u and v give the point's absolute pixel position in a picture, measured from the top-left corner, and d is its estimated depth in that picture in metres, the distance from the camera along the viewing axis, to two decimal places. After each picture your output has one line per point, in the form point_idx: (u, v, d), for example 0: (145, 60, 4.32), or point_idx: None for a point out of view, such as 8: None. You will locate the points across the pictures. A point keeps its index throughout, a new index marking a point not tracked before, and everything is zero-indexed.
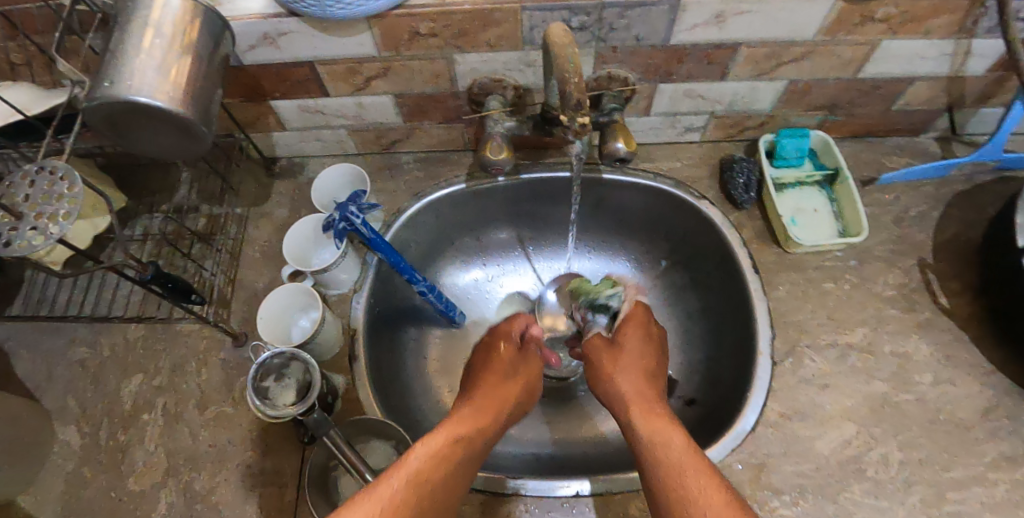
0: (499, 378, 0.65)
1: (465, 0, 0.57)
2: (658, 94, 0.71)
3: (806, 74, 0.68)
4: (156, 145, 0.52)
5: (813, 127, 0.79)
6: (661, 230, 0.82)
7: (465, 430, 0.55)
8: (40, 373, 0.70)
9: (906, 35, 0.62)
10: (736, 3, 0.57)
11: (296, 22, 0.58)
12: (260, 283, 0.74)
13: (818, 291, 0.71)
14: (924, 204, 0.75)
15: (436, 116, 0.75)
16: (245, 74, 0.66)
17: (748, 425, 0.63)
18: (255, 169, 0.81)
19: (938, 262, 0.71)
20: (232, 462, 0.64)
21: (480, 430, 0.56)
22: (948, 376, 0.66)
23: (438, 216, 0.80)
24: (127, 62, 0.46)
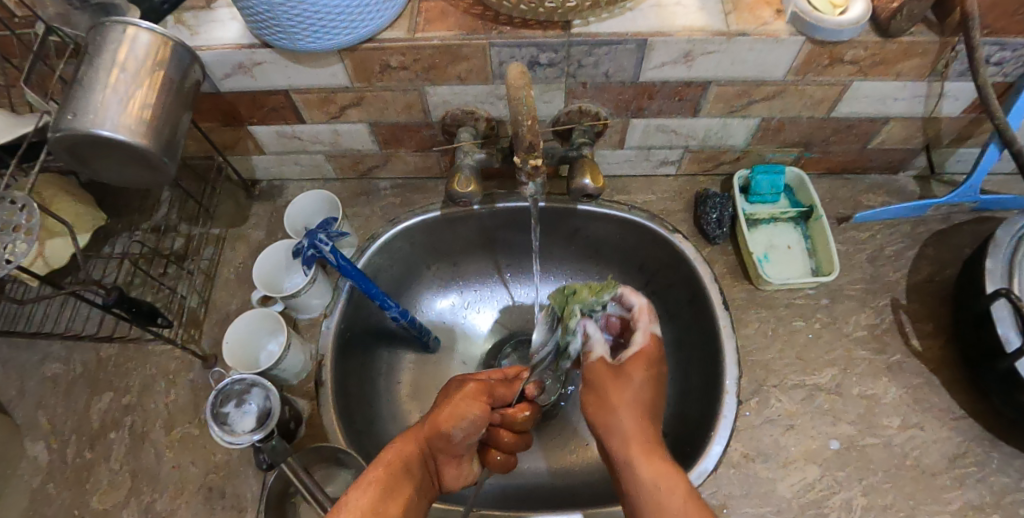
0: (460, 416, 0.52)
1: (435, 36, 0.58)
2: (630, 128, 0.72)
3: (778, 111, 0.68)
4: (118, 171, 0.54)
5: (790, 163, 0.79)
6: (637, 261, 0.81)
7: (400, 451, 0.50)
8: (14, 387, 0.71)
9: (877, 77, 0.61)
10: (703, 44, 0.57)
11: (269, 53, 0.59)
12: (233, 305, 0.75)
13: (787, 330, 0.71)
14: (900, 243, 0.75)
15: (411, 145, 0.76)
16: (221, 101, 0.67)
17: (711, 465, 0.62)
18: (235, 191, 0.83)
19: (910, 303, 0.71)
20: (194, 484, 0.64)
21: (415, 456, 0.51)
22: (916, 420, 0.65)
23: (413, 243, 0.80)
24: (92, 97, 0.49)
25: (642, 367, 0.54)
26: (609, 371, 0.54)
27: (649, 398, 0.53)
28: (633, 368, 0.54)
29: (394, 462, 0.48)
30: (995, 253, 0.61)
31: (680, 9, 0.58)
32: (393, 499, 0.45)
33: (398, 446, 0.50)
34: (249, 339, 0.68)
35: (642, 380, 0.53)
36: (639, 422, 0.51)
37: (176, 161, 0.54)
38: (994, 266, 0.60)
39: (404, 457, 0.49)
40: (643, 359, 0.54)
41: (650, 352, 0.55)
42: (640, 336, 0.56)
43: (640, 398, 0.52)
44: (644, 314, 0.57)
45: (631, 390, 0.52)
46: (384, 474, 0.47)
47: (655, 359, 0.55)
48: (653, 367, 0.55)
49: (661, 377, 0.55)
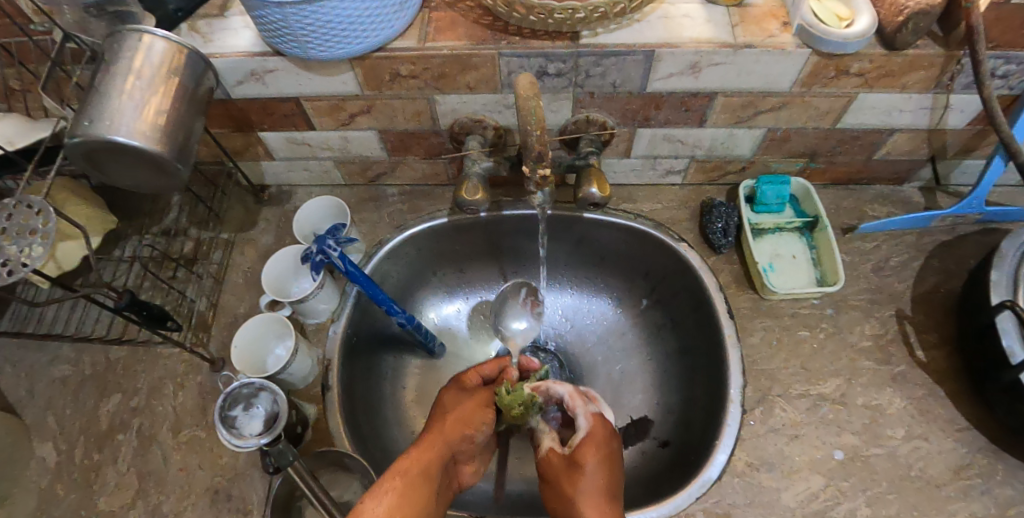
0: (476, 421, 0.59)
1: (445, 45, 0.59)
2: (636, 137, 0.72)
3: (784, 122, 0.68)
4: (132, 176, 0.55)
5: (795, 173, 0.80)
6: (642, 270, 0.81)
7: (413, 461, 0.51)
8: (23, 388, 0.72)
9: (882, 89, 0.62)
10: (710, 55, 0.57)
11: (281, 61, 0.60)
12: (241, 309, 0.76)
13: (791, 340, 0.71)
14: (905, 253, 0.75)
15: (419, 152, 0.77)
16: (233, 107, 0.68)
17: (715, 474, 0.63)
18: (244, 196, 0.84)
19: (915, 314, 0.71)
20: (200, 486, 0.65)
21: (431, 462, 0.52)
22: (921, 431, 0.65)
23: (420, 249, 0.81)
24: (108, 103, 0.50)
25: (592, 457, 0.54)
26: (564, 468, 0.55)
27: (607, 487, 0.53)
28: (583, 457, 0.54)
29: (413, 465, 0.50)
30: (1000, 265, 0.61)
31: (688, 21, 0.59)
32: (413, 500, 0.46)
33: (413, 454, 0.52)
34: (256, 343, 0.69)
35: (595, 467, 0.53)
36: (597, 510, 0.50)
37: (188, 164, 0.54)
38: (999, 278, 0.61)
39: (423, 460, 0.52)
40: (592, 446, 0.55)
41: (597, 440, 0.56)
42: (582, 420, 0.58)
43: (595, 485, 0.52)
44: (577, 400, 0.60)
45: (585, 479, 0.52)
46: (408, 476, 0.49)
47: (604, 442, 0.56)
48: (604, 454, 0.55)
49: (613, 466, 0.55)
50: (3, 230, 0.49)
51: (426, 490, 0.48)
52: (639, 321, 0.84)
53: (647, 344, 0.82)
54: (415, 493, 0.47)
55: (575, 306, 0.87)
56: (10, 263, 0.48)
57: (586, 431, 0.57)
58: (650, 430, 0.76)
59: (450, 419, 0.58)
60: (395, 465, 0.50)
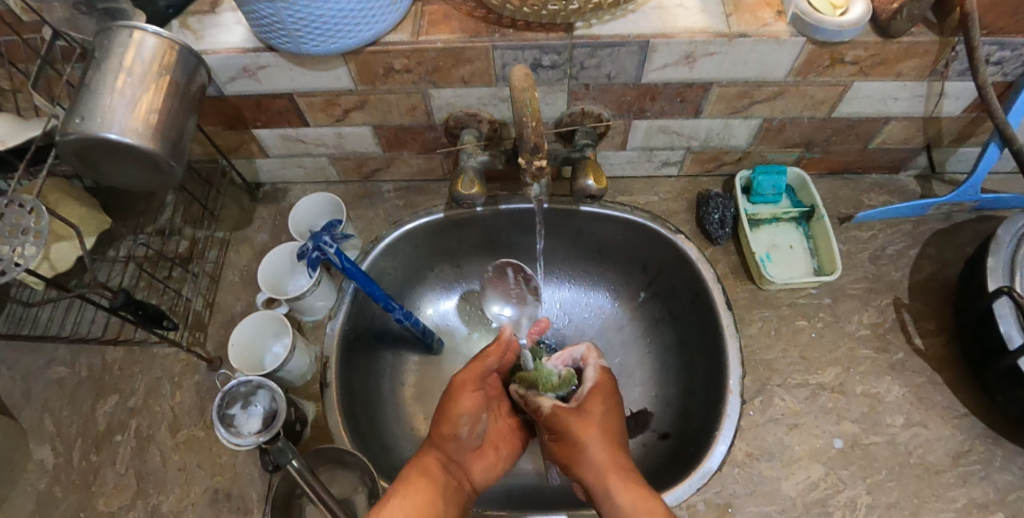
0: (459, 414, 0.57)
1: (438, 39, 0.58)
2: (632, 129, 0.72)
3: (780, 112, 0.68)
4: (125, 174, 0.54)
5: (791, 163, 0.80)
6: (639, 262, 0.81)
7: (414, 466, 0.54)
8: (19, 391, 0.72)
9: (877, 77, 0.62)
10: (704, 45, 0.57)
11: (273, 56, 0.59)
12: (238, 307, 0.75)
13: (790, 329, 0.71)
14: (901, 242, 0.76)
15: (414, 147, 0.76)
16: (226, 105, 0.68)
17: (715, 464, 0.62)
18: (239, 194, 0.84)
19: (913, 302, 0.71)
20: (200, 486, 0.65)
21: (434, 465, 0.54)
22: (920, 419, 0.65)
23: (416, 245, 0.80)
24: (99, 100, 0.49)
25: (598, 401, 0.60)
26: (572, 412, 0.58)
27: (612, 427, 0.58)
28: (592, 402, 0.59)
29: (415, 479, 0.52)
30: (997, 251, 0.61)
31: (682, 11, 0.59)
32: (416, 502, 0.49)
33: (412, 467, 0.54)
34: (254, 342, 0.68)
35: (602, 415, 0.58)
36: (609, 452, 0.55)
37: (183, 162, 0.54)
38: (996, 264, 0.61)
39: (425, 475, 0.52)
40: (596, 394, 0.60)
41: (603, 389, 0.61)
42: (589, 372, 0.63)
43: (606, 429, 0.57)
44: (591, 355, 0.66)
45: (594, 423, 0.57)
46: (412, 489, 0.50)
47: (608, 391, 0.61)
48: (608, 403, 0.60)
49: (616, 411, 0.60)
50: None
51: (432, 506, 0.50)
52: (638, 314, 0.84)
53: (646, 336, 0.82)
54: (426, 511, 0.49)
55: (574, 300, 0.87)
56: (1, 263, 0.46)
57: (593, 380, 0.62)
58: (649, 423, 0.76)
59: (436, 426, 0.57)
60: (399, 480, 0.52)
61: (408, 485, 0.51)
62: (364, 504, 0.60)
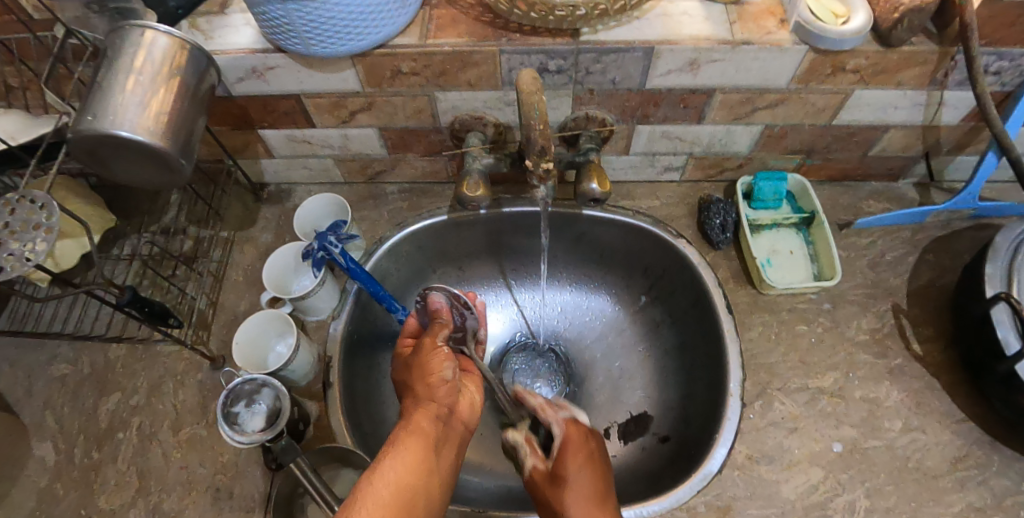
0: (437, 365, 0.57)
1: (446, 42, 0.59)
2: (635, 134, 0.73)
3: (781, 119, 0.69)
4: (134, 172, 0.55)
5: (792, 170, 0.80)
6: (640, 266, 0.82)
7: (404, 425, 0.51)
8: (21, 387, 0.72)
9: (878, 85, 0.63)
10: (709, 52, 0.58)
11: (282, 58, 0.60)
12: (241, 307, 0.75)
13: (790, 334, 0.71)
14: (900, 249, 0.76)
15: (419, 149, 0.77)
16: (233, 105, 0.68)
17: (715, 467, 0.63)
18: (243, 194, 0.84)
19: (912, 308, 0.72)
20: (201, 484, 0.65)
21: (426, 419, 0.52)
22: (918, 423, 0.65)
23: (419, 247, 0.81)
24: (111, 99, 0.50)
25: (571, 464, 0.54)
26: (549, 481, 0.54)
27: (593, 487, 0.51)
28: (565, 466, 0.54)
29: (406, 438, 0.49)
30: (995, 258, 0.62)
31: (686, 18, 0.60)
32: (414, 455, 0.47)
33: (403, 427, 0.51)
34: (257, 340, 0.68)
35: (575, 474, 0.53)
36: (585, 516, 0.48)
37: (191, 160, 0.54)
38: (994, 270, 0.62)
39: (417, 432, 0.50)
40: (571, 454, 0.56)
41: (573, 445, 0.57)
42: (557, 426, 0.60)
43: (582, 489, 0.51)
44: (547, 407, 0.63)
45: (568, 490, 0.51)
46: (406, 446, 0.47)
47: (580, 446, 0.57)
48: (580, 458, 0.55)
49: (599, 471, 0.54)
50: (6, 225, 0.49)
51: (428, 461, 0.47)
52: (638, 318, 0.84)
53: (646, 340, 0.83)
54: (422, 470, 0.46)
55: (574, 303, 0.87)
56: (13, 258, 0.47)
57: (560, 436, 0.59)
58: (649, 426, 0.77)
59: (419, 383, 0.57)
60: (389, 442, 0.49)
61: (398, 445, 0.47)
62: None
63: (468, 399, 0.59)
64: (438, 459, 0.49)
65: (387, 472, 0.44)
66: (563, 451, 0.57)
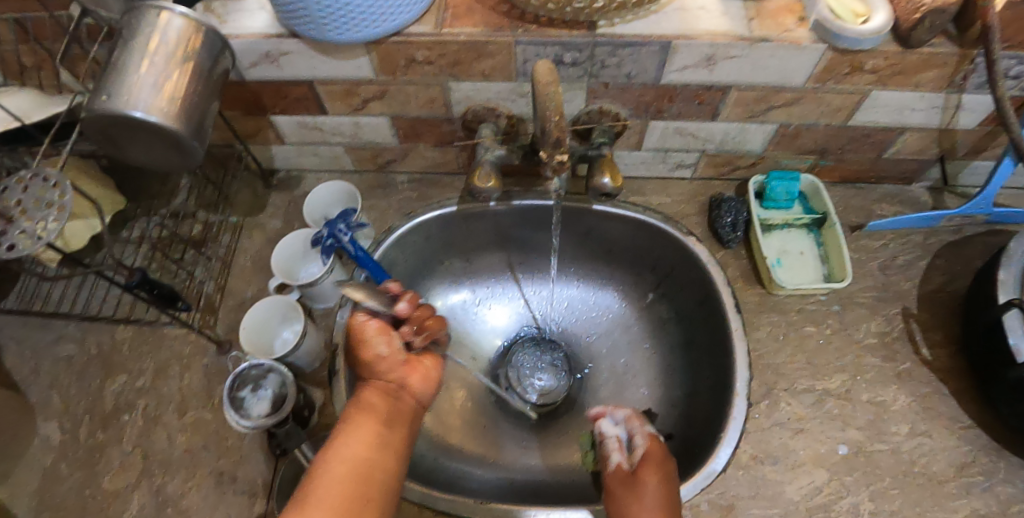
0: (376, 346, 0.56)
1: (462, 32, 0.59)
2: (648, 130, 0.72)
3: (796, 118, 0.68)
4: (147, 153, 0.55)
5: (805, 170, 0.80)
6: (648, 263, 0.82)
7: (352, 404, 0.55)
8: (28, 367, 0.72)
9: (895, 86, 0.62)
10: (726, 48, 0.58)
11: (296, 43, 0.59)
12: (248, 292, 0.75)
13: (798, 335, 0.71)
14: (912, 252, 0.76)
15: (430, 139, 0.77)
16: (246, 89, 0.68)
17: (719, 466, 0.63)
18: (253, 180, 0.84)
19: (921, 313, 0.72)
20: (205, 468, 0.65)
21: (374, 394, 0.55)
22: (924, 428, 0.65)
23: (427, 237, 0.80)
24: (125, 78, 0.50)
25: (653, 475, 0.57)
26: (624, 481, 0.58)
27: (668, 502, 0.55)
28: (644, 474, 0.57)
29: (357, 418, 0.53)
30: (1008, 264, 0.62)
31: (704, 13, 0.59)
32: (359, 439, 0.51)
33: (353, 405, 0.54)
34: (264, 326, 0.68)
35: (654, 485, 0.56)
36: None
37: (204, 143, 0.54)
38: (1007, 276, 0.61)
39: (364, 412, 0.53)
40: (651, 470, 0.58)
41: (656, 460, 0.59)
42: (639, 440, 0.62)
43: (657, 501, 0.54)
44: (634, 421, 0.65)
45: (646, 495, 0.55)
46: (355, 427, 0.52)
47: (661, 462, 0.59)
48: (663, 473, 0.58)
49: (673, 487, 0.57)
50: (18, 203, 0.49)
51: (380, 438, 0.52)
52: (645, 315, 0.84)
53: (652, 337, 0.83)
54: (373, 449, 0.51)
55: (581, 299, 0.87)
56: (26, 235, 0.47)
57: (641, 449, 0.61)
58: (652, 423, 0.76)
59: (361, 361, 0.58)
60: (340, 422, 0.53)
61: (348, 427, 0.52)
62: None
63: (421, 371, 0.59)
64: (392, 431, 0.53)
65: (337, 455, 0.49)
66: (646, 461, 0.59)
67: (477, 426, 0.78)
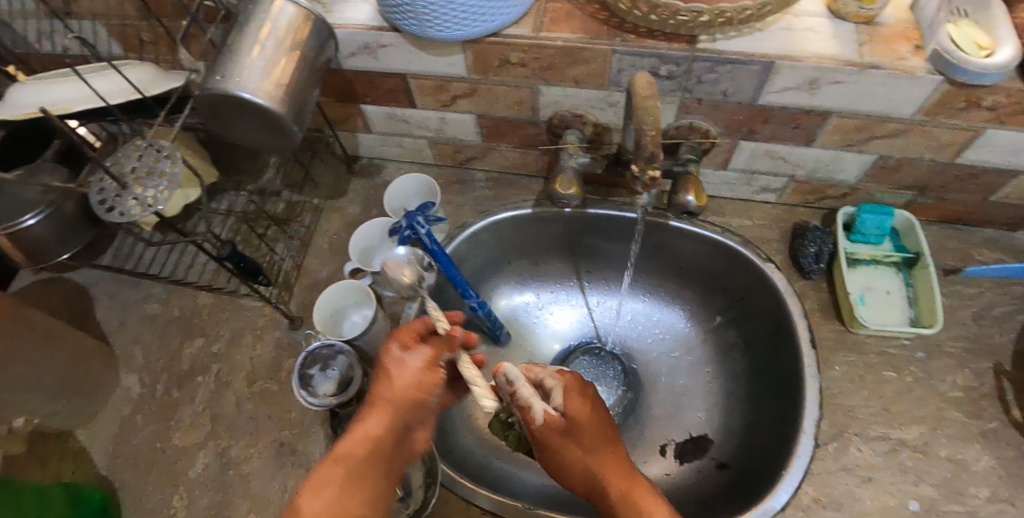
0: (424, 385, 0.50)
1: (559, 37, 0.58)
2: (737, 150, 0.70)
3: (898, 151, 0.65)
4: (247, 132, 0.57)
5: (899, 206, 0.75)
6: (720, 286, 0.80)
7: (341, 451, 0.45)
8: (116, 321, 0.77)
9: (1014, 126, 0.57)
10: (832, 72, 0.55)
11: (395, 36, 0.61)
12: (323, 273, 0.78)
13: (875, 379, 0.67)
14: (1010, 304, 0.71)
15: (513, 141, 0.77)
16: (342, 78, 0.71)
17: (778, 505, 0.61)
18: (336, 164, 0.87)
19: (1016, 371, 0.66)
20: (268, 437, 0.68)
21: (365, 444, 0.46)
22: (1008, 495, 0.60)
23: (499, 237, 0.81)
24: (238, 61, 0.52)
25: (581, 410, 0.52)
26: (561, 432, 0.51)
27: (605, 435, 0.53)
28: (577, 415, 0.52)
29: (334, 482, 0.42)
30: None
31: (811, 34, 0.57)
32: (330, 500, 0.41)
33: (334, 460, 0.44)
34: (337, 307, 0.71)
35: (584, 417, 0.52)
36: (612, 462, 0.51)
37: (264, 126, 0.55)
38: None
39: (348, 466, 0.44)
40: (576, 401, 0.53)
41: (574, 391, 0.54)
42: (550, 379, 0.54)
43: (595, 433, 0.52)
44: (535, 367, 0.55)
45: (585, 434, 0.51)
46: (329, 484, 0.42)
47: (580, 393, 0.54)
48: (585, 401, 0.54)
49: (604, 419, 0.54)
50: (133, 170, 0.52)
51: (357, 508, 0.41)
52: (710, 337, 0.82)
53: (716, 361, 0.81)
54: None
55: (645, 314, 0.86)
56: (138, 202, 0.50)
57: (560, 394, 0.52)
58: (707, 449, 0.75)
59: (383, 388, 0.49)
60: (312, 487, 0.42)
61: (322, 491, 0.41)
62: (420, 481, 0.62)
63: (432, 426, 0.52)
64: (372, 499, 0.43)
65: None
66: (570, 405, 0.52)
67: None
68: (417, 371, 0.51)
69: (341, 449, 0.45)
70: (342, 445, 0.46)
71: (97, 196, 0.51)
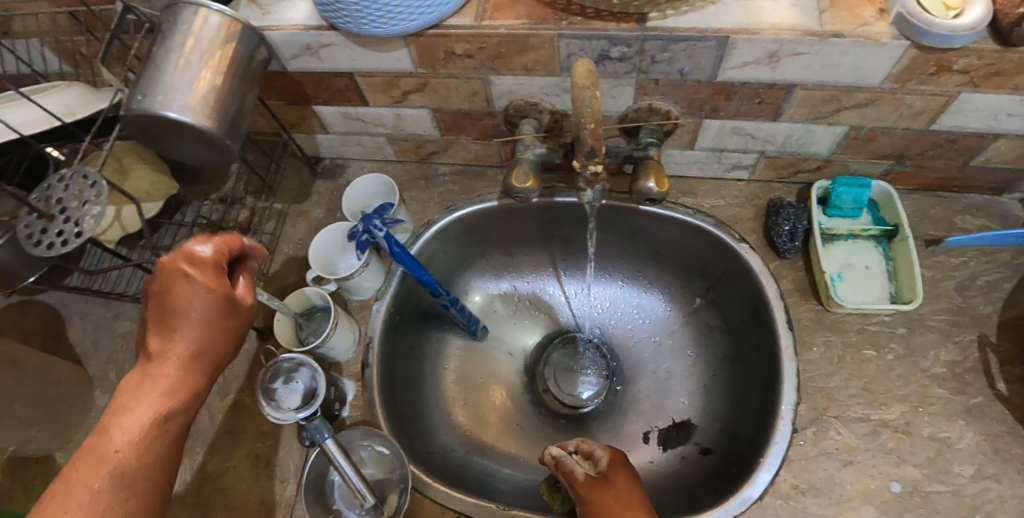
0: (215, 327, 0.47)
1: (502, 24, 0.55)
2: (703, 129, 0.67)
3: (870, 120, 0.61)
4: (183, 150, 0.56)
5: (877, 176, 0.72)
6: (697, 268, 0.77)
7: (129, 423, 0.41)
8: (88, 341, 0.77)
9: (991, 88, 0.53)
10: (792, 44, 0.51)
11: (335, 35, 0.58)
12: (290, 281, 0.77)
13: (855, 358, 0.65)
14: (996, 272, 0.68)
15: (473, 133, 0.75)
16: (289, 81, 0.68)
17: (756, 493, 0.60)
18: (299, 167, 0.86)
19: (1001, 343, 0.64)
20: (242, 449, 0.68)
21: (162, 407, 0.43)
22: (993, 471, 0.59)
23: (468, 231, 0.79)
24: (161, 78, 0.50)
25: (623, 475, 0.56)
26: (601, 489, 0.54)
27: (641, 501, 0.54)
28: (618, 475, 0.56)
29: (134, 455, 0.41)
30: None
31: (769, 4, 0.53)
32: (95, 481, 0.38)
33: (132, 432, 0.41)
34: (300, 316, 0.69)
35: (623, 482, 0.55)
36: None
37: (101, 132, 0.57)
38: None
39: (128, 439, 0.41)
40: (619, 469, 0.57)
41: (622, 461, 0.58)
42: (599, 450, 0.58)
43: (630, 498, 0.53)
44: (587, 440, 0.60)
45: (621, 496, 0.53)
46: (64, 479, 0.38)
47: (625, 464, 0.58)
48: (628, 473, 0.57)
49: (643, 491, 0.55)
50: (60, 200, 0.51)
51: (156, 466, 0.42)
52: (690, 321, 0.80)
53: (697, 345, 0.79)
54: (145, 477, 0.41)
55: (625, 301, 0.85)
56: (65, 233, 0.49)
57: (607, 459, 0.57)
58: (691, 435, 0.74)
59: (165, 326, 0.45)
60: (97, 463, 0.39)
61: (121, 467, 0.40)
62: (394, 486, 0.61)
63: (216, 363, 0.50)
64: (174, 444, 0.44)
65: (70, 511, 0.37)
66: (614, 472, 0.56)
67: (510, 425, 0.78)
68: (228, 304, 0.48)
69: (143, 406, 0.42)
70: (138, 407, 0.42)
71: (24, 231, 0.50)
